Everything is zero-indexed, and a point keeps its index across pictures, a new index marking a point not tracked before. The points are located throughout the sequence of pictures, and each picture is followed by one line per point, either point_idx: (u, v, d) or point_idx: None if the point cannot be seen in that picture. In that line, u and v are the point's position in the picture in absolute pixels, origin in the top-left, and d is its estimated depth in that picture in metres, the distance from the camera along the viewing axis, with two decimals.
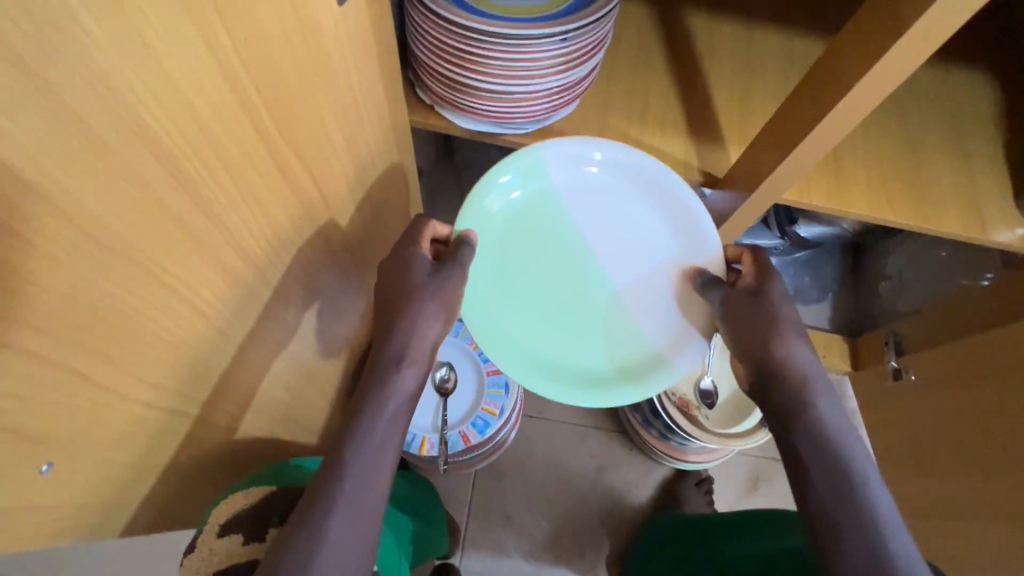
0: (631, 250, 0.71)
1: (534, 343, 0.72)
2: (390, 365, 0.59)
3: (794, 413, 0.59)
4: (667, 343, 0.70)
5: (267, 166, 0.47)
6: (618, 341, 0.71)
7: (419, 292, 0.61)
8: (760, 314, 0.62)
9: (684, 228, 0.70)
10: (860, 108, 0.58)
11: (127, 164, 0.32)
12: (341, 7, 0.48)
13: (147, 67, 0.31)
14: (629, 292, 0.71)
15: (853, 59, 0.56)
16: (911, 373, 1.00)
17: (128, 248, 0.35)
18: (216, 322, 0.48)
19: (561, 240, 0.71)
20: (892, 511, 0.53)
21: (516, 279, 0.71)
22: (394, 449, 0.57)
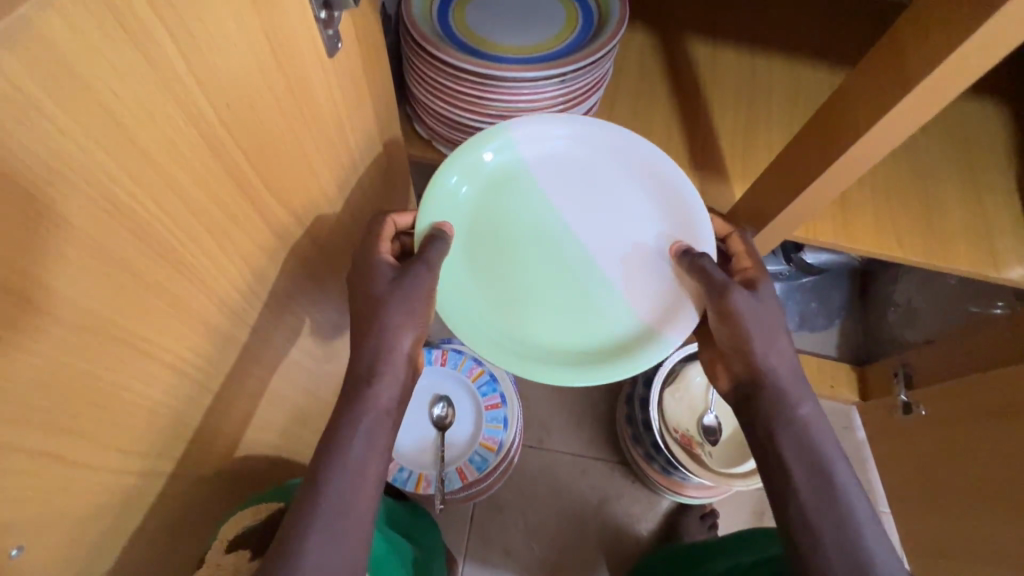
0: (614, 223, 0.65)
1: (514, 326, 0.63)
2: (366, 378, 0.56)
3: (780, 418, 0.59)
4: (661, 313, 0.62)
5: (253, 221, 0.46)
6: (607, 314, 0.63)
7: (389, 294, 0.56)
8: (758, 314, 0.59)
9: (664, 196, 0.65)
10: (871, 155, 0.55)
11: (101, 241, 0.31)
12: (331, 58, 0.47)
13: (121, 143, 0.30)
14: (614, 265, 0.64)
15: (859, 107, 0.53)
16: (922, 408, 0.97)
17: (104, 322, 0.33)
18: (200, 379, 0.47)
19: (536, 216, 0.65)
20: (867, 509, 0.55)
21: (490, 260, 0.64)
22: (377, 465, 0.55)
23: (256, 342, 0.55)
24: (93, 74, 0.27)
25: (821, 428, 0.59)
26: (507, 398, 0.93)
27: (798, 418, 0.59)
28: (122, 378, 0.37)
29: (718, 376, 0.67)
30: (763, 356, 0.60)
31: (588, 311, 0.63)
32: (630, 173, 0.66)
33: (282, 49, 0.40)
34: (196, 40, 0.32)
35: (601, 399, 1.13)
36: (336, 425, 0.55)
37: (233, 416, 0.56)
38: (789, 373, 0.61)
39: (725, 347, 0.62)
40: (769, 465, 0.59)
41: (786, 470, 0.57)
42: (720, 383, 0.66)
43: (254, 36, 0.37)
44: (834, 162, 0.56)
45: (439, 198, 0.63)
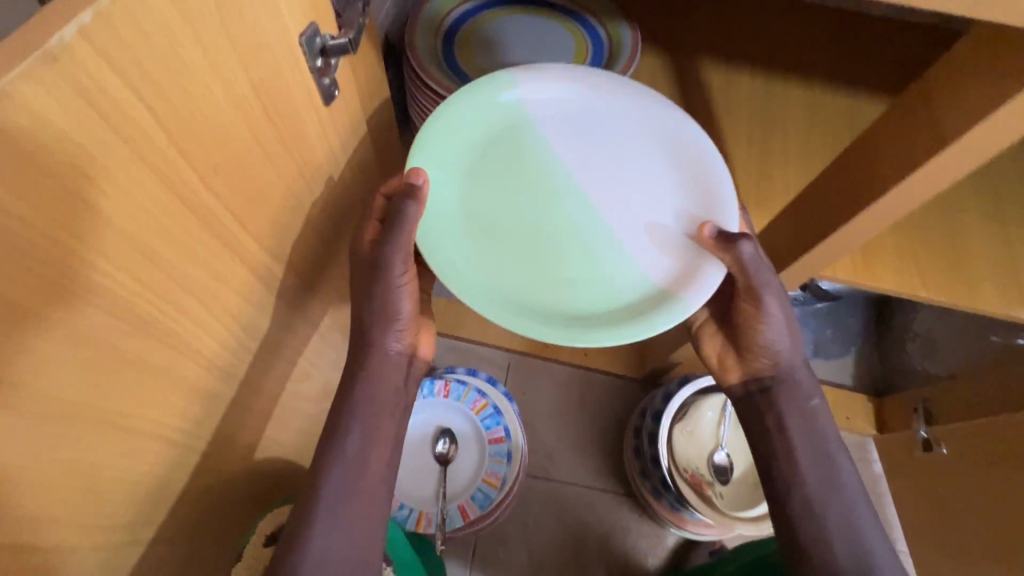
0: (623, 179, 0.57)
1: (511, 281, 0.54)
2: (361, 373, 0.57)
3: (791, 414, 0.58)
4: (675, 275, 0.54)
5: (246, 278, 0.43)
6: (614, 274, 0.55)
7: (374, 279, 0.53)
8: (784, 309, 0.57)
9: (683, 154, 0.58)
10: (897, 209, 0.51)
11: (73, 325, 0.29)
12: (329, 107, 0.45)
13: (91, 223, 0.28)
14: (623, 221, 0.56)
15: (884, 160, 0.49)
16: (942, 446, 0.93)
17: (77, 405, 0.31)
18: (189, 443, 0.44)
19: (539, 168, 0.58)
20: (863, 498, 0.56)
21: (483, 212, 0.56)
22: (377, 456, 0.56)
23: (252, 397, 0.53)
24: (59, 159, 0.25)
25: (827, 424, 0.59)
26: (512, 432, 0.90)
27: (804, 407, 0.58)
28: (103, 457, 0.35)
29: (724, 369, 0.63)
30: (785, 350, 0.58)
31: (592, 271, 0.55)
32: (644, 126, 0.58)
33: (274, 104, 0.38)
34: (177, 109, 0.30)
35: (608, 429, 1.10)
36: (334, 428, 0.56)
37: (229, 473, 0.54)
38: (800, 366, 0.60)
39: (746, 339, 0.60)
40: (774, 464, 0.58)
41: (796, 467, 0.57)
42: (726, 376, 0.63)
43: (244, 97, 0.35)
44: (862, 213, 0.52)
45: (428, 145, 0.56)
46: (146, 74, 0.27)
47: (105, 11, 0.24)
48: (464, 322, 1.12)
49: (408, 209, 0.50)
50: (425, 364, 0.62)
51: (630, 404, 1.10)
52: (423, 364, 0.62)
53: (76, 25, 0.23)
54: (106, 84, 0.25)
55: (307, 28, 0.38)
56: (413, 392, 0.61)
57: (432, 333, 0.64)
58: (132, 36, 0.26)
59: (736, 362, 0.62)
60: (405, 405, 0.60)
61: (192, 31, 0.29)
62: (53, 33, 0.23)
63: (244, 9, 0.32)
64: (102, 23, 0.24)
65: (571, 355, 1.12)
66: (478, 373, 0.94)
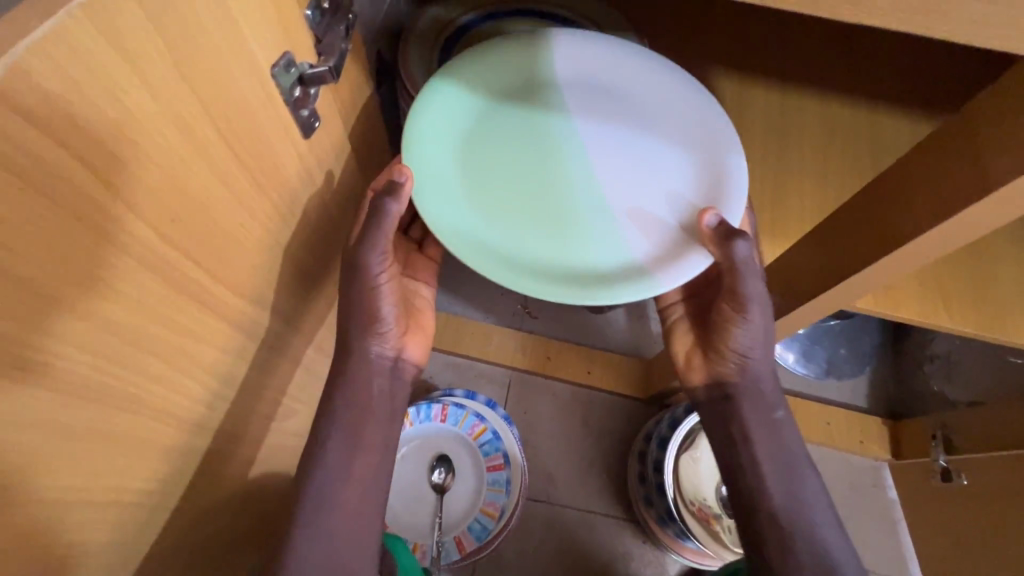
0: (639, 157, 0.55)
1: (498, 237, 0.52)
2: (346, 378, 0.53)
3: (754, 421, 0.59)
4: (667, 245, 0.51)
5: (221, 330, 0.40)
6: (598, 240, 0.52)
7: (353, 279, 0.50)
8: (766, 318, 0.56)
9: (699, 130, 0.55)
10: (932, 249, 0.47)
11: (7, 411, 0.25)
12: (308, 139, 0.41)
13: (22, 299, 0.24)
14: (623, 187, 0.54)
15: (921, 196, 0.45)
16: (963, 477, 0.88)
17: (20, 493, 0.28)
18: (165, 509, 0.41)
19: (545, 130, 0.56)
20: (825, 506, 0.57)
21: (486, 167, 0.54)
22: (361, 471, 0.52)
23: (236, 450, 0.49)
24: None
25: (791, 436, 0.60)
26: (512, 459, 0.87)
27: (765, 408, 0.59)
28: (61, 542, 0.31)
29: (690, 367, 0.64)
30: (755, 360, 0.59)
31: (575, 237, 0.52)
32: (674, 112, 0.56)
33: (243, 143, 0.34)
34: (123, 162, 0.26)
35: (613, 451, 1.05)
36: (314, 439, 0.52)
37: (220, 531, 0.50)
38: (767, 374, 0.60)
39: (718, 342, 0.60)
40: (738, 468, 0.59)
41: (759, 475, 0.58)
42: (690, 375, 0.64)
43: (205, 138, 0.31)
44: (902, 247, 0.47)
45: (456, 94, 0.55)
46: (80, 128, 0.24)
47: (21, 62, 0.20)
48: (462, 339, 1.08)
49: (391, 210, 0.45)
50: (416, 370, 0.57)
51: (634, 424, 1.06)
52: (414, 369, 0.58)
53: None
54: (30, 144, 0.22)
55: (280, 58, 0.34)
56: (402, 399, 0.56)
57: (427, 334, 0.59)
58: (59, 87, 0.22)
59: (701, 363, 0.63)
60: (394, 412, 0.55)
61: (136, 74, 0.25)
62: None
63: (200, 44, 0.28)
64: (18, 78, 0.20)
65: (573, 373, 1.07)
66: (477, 396, 0.90)
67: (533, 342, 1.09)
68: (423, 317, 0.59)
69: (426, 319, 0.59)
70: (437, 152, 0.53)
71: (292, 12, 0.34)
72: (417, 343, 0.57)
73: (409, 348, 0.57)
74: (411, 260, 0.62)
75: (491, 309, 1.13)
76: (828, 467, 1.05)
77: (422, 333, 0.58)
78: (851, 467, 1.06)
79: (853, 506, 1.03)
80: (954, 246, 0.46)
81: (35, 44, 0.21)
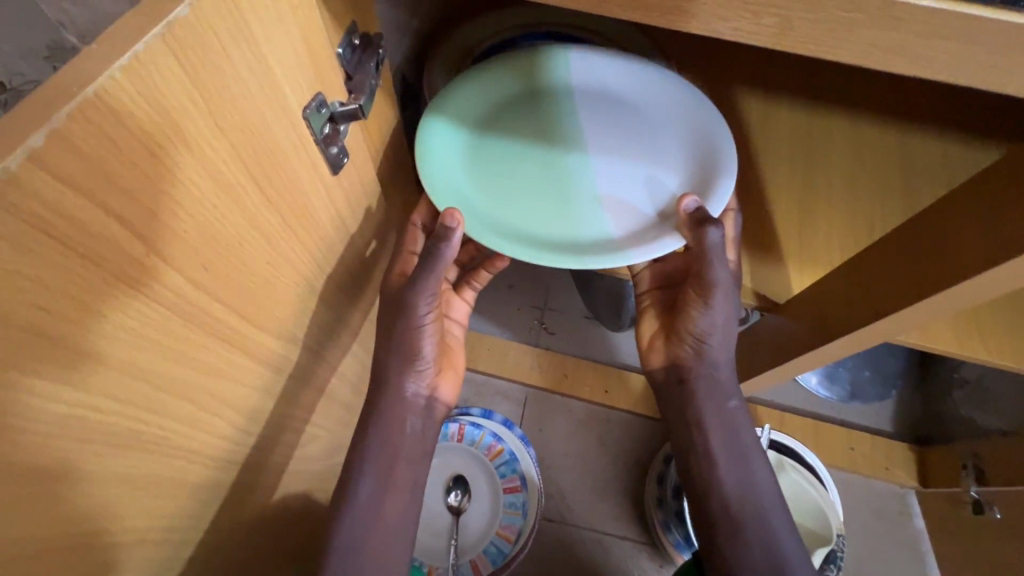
0: (635, 149, 0.55)
1: (486, 206, 0.52)
2: (382, 416, 0.52)
3: (706, 406, 0.58)
4: (646, 227, 0.50)
5: (248, 366, 0.39)
6: (579, 217, 0.52)
7: (397, 319, 0.49)
8: (731, 303, 0.55)
9: (700, 133, 0.54)
10: (983, 291, 0.48)
11: (43, 462, 0.25)
12: (336, 176, 0.41)
13: (60, 357, 0.24)
14: (616, 173, 0.54)
15: (975, 239, 0.47)
16: (996, 509, 0.84)
17: (51, 539, 0.28)
18: (193, 545, 0.41)
19: (550, 120, 0.57)
20: (778, 501, 0.56)
21: (488, 146, 0.55)
22: (394, 511, 0.51)
23: (263, 480, 0.49)
24: (10, 300, 0.21)
25: (744, 424, 0.59)
26: (528, 481, 0.86)
27: (720, 395, 0.58)
28: None
29: (651, 349, 0.63)
30: (713, 346, 0.57)
31: (556, 213, 0.52)
32: (676, 113, 0.56)
33: (274, 185, 0.34)
34: (159, 217, 0.26)
35: (631, 473, 1.02)
36: (348, 472, 0.51)
37: (243, 558, 0.50)
38: (724, 362, 0.58)
39: (679, 326, 0.58)
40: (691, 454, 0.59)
41: (711, 462, 0.57)
42: (650, 357, 0.63)
43: (239, 186, 0.31)
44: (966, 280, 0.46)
45: (468, 81, 0.57)
46: (120, 187, 0.24)
47: (59, 129, 0.20)
48: (479, 355, 1.07)
49: (443, 254, 0.45)
50: (446, 410, 0.56)
51: (654, 445, 1.03)
52: (446, 409, 0.57)
53: (25, 149, 0.20)
54: (70, 207, 0.22)
55: (312, 99, 0.34)
56: (433, 438, 0.55)
57: (459, 373, 0.58)
58: (100, 150, 0.22)
59: (662, 346, 0.61)
60: (426, 450, 0.54)
61: (173, 130, 0.25)
62: None
63: (235, 94, 0.28)
64: (57, 144, 0.20)
65: (590, 392, 1.06)
66: (493, 416, 0.90)
67: (550, 358, 1.08)
68: (455, 355, 0.59)
69: (458, 358, 0.59)
70: (444, 125, 0.55)
71: (321, 53, 0.34)
72: (449, 383, 0.57)
73: (442, 387, 0.56)
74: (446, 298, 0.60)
75: (507, 325, 1.12)
76: (850, 494, 1.02)
77: (453, 372, 0.57)
78: (874, 494, 1.03)
79: (875, 534, 1.00)
80: (1005, 289, 0.47)
81: (75, 110, 0.21)
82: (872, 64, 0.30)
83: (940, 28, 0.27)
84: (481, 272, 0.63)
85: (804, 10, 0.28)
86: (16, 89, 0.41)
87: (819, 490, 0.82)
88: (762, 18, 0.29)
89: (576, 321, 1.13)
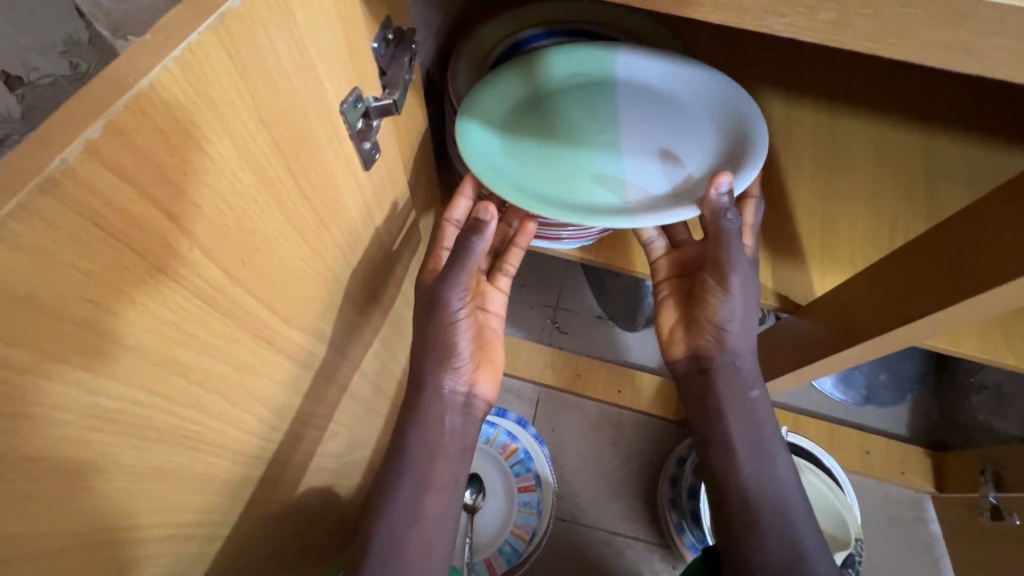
0: (666, 137, 0.55)
1: (511, 168, 0.53)
2: (418, 415, 0.52)
3: (728, 397, 0.57)
4: (662, 201, 0.51)
5: (278, 362, 0.39)
6: (598, 185, 0.53)
7: (431, 315, 0.49)
8: (751, 288, 0.53)
9: (731, 125, 0.54)
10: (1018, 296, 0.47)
11: (83, 456, 0.25)
12: (367, 172, 0.40)
13: (105, 351, 0.24)
14: (641, 152, 0.55)
15: (1007, 241, 0.46)
16: (1017, 517, 0.80)
17: (87, 534, 0.28)
18: (218, 541, 0.40)
19: (586, 101, 0.58)
20: (801, 497, 0.56)
21: (522, 116, 0.57)
22: (433, 509, 0.52)
23: (286, 476, 0.49)
24: (60, 294, 0.21)
25: (766, 415, 0.58)
26: (542, 480, 0.87)
27: (742, 386, 0.57)
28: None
29: (671, 340, 0.61)
30: (733, 334, 0.56)
31: (574, 185, 0.53)
32: (713, 104, 0.56)
33: (309, 180, 0.34)
34: (202, 210, 0.26)
35: (644, 474, 1.01)
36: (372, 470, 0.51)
37: (262, 554, 0.50)
38: (747, 350, 0.57)
39: (699, 315, 0.57)
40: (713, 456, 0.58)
41: (732, 456, 0.56)
42: (671, 347, 0.61)
43: (277, 181, 0.31)
44: (1005, 282, 0.45)
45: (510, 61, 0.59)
46: (167, 180, 0.24)
47: (115, 119, 0.20)
48: None
49: (474, 249, 0.45)
50: (487, 406, 0.56)
51: (668, 446, 1.03)
52: (486, 406, 0.56)
53: (82, 141, 0.20)
54: (120, 201, 0.22)
55: (349, 94, 0.34)
56: (473, 435, 0.55)
57: (499, 368, 0.57)
58: (150, 143, 0.22)
59: (683, 337, 0.60)
60: (464, 449, 0.54)
61: (220, 123, 0.25)
62: (54, 156, 0.19)
63: (278, 87, 0.28)
64: (112, 136, 0.20)
65: (603, 392, 1.05)
66: (508, 414, 0.90)
67: (563, 358, 1.07)
68: (494, 350, 0.57)
69: (497, 353, 0.58)
70: (485, 91, 0.56)
71: (359, 48, 0.34)
72: (489, 379, 0.56)
73: (482, 384, 0.55)
74: (482, 290, 0.59)
75: (519, 324, 1.12)
76: (865, 498, 1.01)
77: (493, 367, 0.57)
78: (889, 498, 1.02)
79: (890, 538, 0.99)
80: None
81: (130, 102, 0.20)
82: (927, 62, 0.31)
83: (1001, 26, 0.27)
84: (510, 257, 0.59)
85: (863, 6, 0.28)
86: (33, 85, 0.31)
87: (837, 493, 0.82)
88: (820, 14, 0.29)
89: (588, 321, 1.12)
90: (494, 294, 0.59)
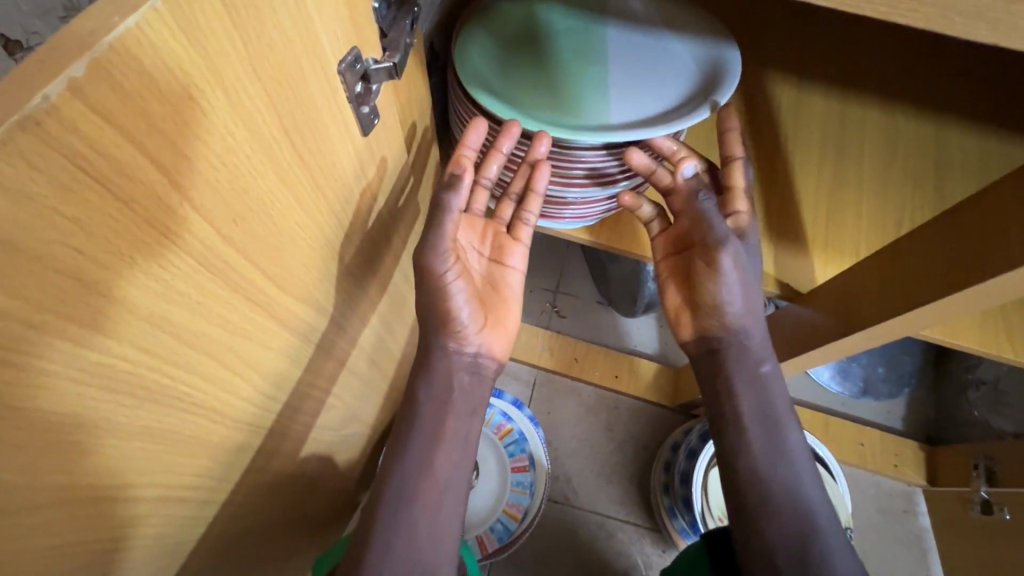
0: (649, 70, 0.56)
1: (498, 88, 0.54)
2: (427, 375, 0.52)
3: (740, 375, 0.57)
4: (640, 123, 0.52)
5: (271, 327, 0.38)
6: (579, 105, 0.53)
7: (423, 283, 0.49)
8: (745, 268, 0.54)
9: (712, 70, 0.56)
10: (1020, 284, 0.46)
11: (70, 409, 0.25)
12: (365, 136, 0.40)
13: (92, 303, 0.24)
14: (625, 80, 0.55)
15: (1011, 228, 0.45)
16: (1005, 511, 0.80)
17: (73, 491, 0.27)
18: (211, 505, 0.40)
19: (577, 33, 0.58)
20: (819, 503, 0.54)
21: (512, 45, 0.57)
22: (441, 467, 0.51)
23: (281, 447, 0.49)
24: (46, 239, 0.21)
25: (779, 391, 0.57)
26: (536, 461, 0.88)
27: (744, 364, 0.57)
28: (109, 538, 0.31)
29: (678, 323, 0.60)
30: (736, 312, 0.56)
31: (562, 105, 0.53)
32: (696, 49, 0.57)
33: (305, 139, 0.33)
34: (192, 163, 0.26)
35: (638, 459, 1.02)
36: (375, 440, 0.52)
37: (257, 523, 0.50)
38: (755, 330, 0.57)
39: (700, 296, 0.57)
40: (726, 432, 0.57)
41: (740, 432, 0.56)
42: (678, 330, 0.61)
43: (271, 138, 0.30)
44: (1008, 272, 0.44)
45: None
46: (157, 129, 0.23)
47: (100, 59, 0.20)
48: None
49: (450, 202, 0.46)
50: (498, 366, 0.55)
51: (664, 432, 1.03)
52: (498, 366, 0.55)
53: (66, 78, 0.19)
54: (104, 146, 0.21)
55: (348, 53, 0.34)
56: (483, 395, 0.55)
57: (511, 333, 0.56)
58: (139, 88, 0.21)
59: (689, 320, 0.59)
60: (473, 407, 0.54)
61: (212, 73, 0.24)
62: (35, 92, 0.18)
63: (273, 39, 0.27)
64: (97, 75, 0.20)
65: (601, 377, 1.05)
66: (505, 395, 0.92)
67: (561, 341, 1.07)
68: (507, 309, 0.55)
69: (509, 312, 0.56)
70: (481, 24, 0.58)
71: (359, 4, 0.33)
72: (500, 338, 0.55)
73: (490, 345, 0.54)
74: (500, 243, 0.56)
75: None
76: (856, 490, 1.02)
77: (505, 327, 0.55)
78: (880, 490, 1.02)
79: (879, 530, 1.00)
80: None
81: (115, 42, 0.20)
82: (944, 29, 0.30)
83: None
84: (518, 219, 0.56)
85: None
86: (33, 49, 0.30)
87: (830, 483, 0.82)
88: None
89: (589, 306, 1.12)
90: (513, 247, 0.56)
